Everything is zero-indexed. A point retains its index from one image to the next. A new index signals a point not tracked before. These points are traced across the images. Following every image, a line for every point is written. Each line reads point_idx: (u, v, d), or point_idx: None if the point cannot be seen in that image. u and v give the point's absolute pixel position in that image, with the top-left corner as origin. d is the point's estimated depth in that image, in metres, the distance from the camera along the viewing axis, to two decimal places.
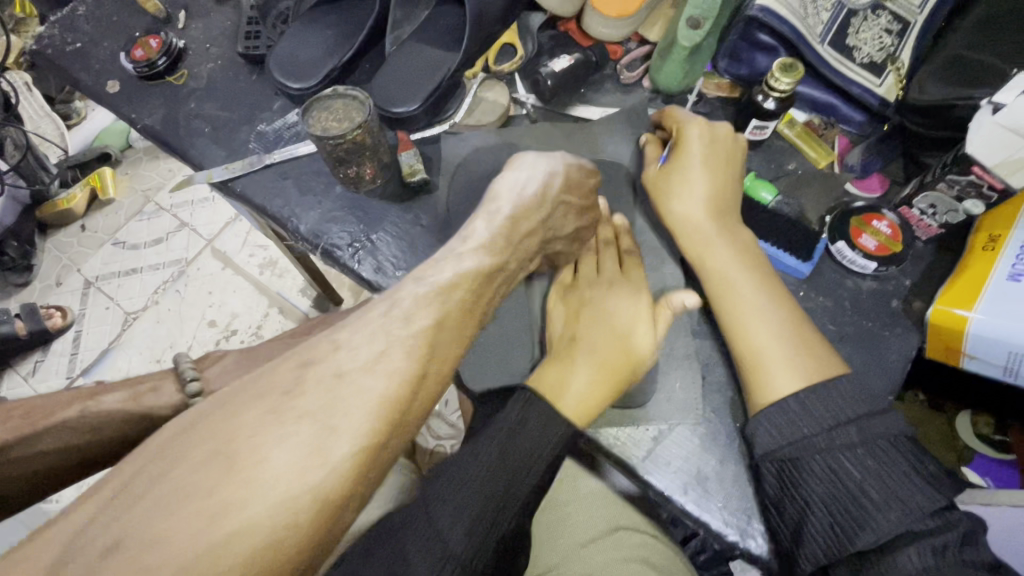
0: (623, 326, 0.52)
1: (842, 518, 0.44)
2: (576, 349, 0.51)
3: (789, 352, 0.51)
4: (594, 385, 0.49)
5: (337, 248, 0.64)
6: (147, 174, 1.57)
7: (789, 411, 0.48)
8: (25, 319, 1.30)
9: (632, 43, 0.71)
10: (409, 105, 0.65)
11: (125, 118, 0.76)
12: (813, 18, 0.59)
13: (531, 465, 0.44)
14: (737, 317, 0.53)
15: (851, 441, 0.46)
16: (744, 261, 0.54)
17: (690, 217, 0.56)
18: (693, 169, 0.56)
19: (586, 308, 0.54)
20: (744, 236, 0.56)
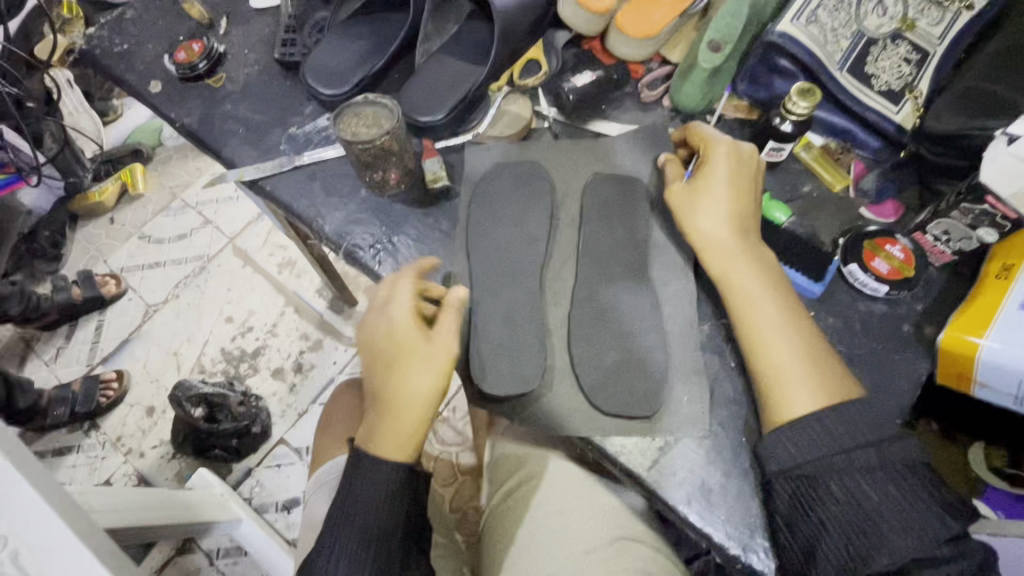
0: (411, 357, 0.55)
1: (856, 540, 0.45)
2: (385, 390, 0.56)
3: (801, 373, 0.51)
4: (406, 423, 0.55)
5: (359, 249, 0.66)
6: (176, 172, 1.63)
7: (808, 431, 0.49)
8: (82, 285, 1.39)
9: (653, 63, 0.72)
10: (435, 114, 0.68)
11: (164, 116, 0.79)
12: (833, 45, 0.61)
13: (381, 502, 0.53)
14: (752, 334, 0.53)
15: (870, 464, 0.47)
16: (766, 281, 0.54)
17: (713, 235, 0.56)
18: (716, 190, 0.57)
19: (374, 346, 0.57)
20: (767, 255, 0.57)
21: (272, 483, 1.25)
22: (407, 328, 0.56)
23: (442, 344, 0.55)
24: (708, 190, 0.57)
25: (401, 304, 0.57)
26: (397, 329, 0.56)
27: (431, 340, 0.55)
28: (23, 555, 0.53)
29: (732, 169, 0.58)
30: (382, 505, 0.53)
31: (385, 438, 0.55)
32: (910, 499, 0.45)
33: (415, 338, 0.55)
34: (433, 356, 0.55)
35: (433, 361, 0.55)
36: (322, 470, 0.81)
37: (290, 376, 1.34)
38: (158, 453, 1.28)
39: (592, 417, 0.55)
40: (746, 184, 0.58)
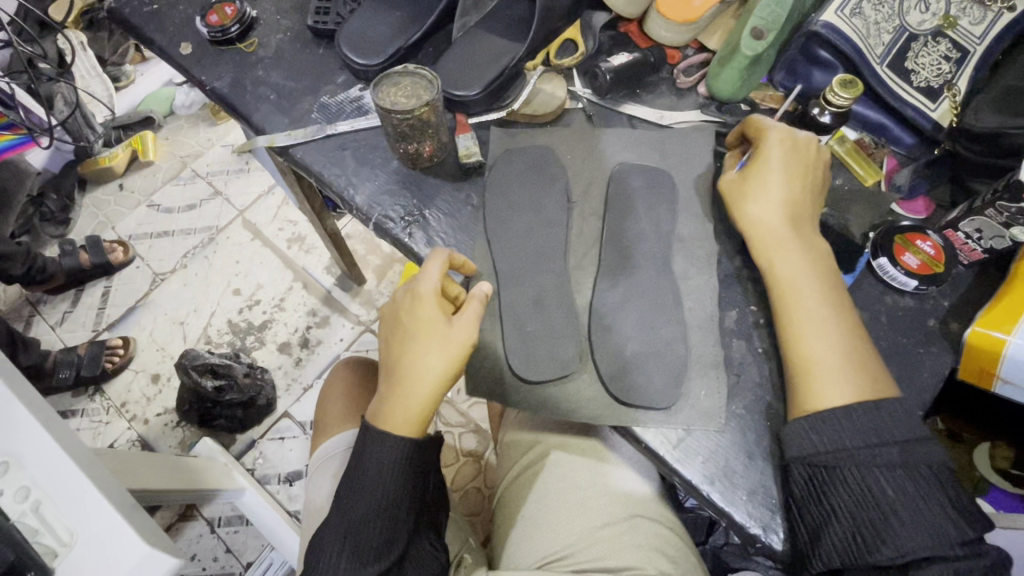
0: (429, 338, 0.55)
1: (866, 531, 0.46)
2: (398, 365, 0.56)
3: (842, 368, 0.51)
4: (413, 399, 0.55)
5: (389, 221, 0.66)
6: (187, 142, 1.62)
7: (836, 422, 0.49)
8: (91, 250, 1.38)
9: (689, 50, 0.72)
10: (470, 89, 0.68)
11: (193, 79, 0.79)
12: (875, 39, 0.61)
13: (384, 479, 0.55)
14: (795, 323, 0.53)
15: (891, 461, 0.48)
16: (817, 272, 0.54)
17: (766, 222, 0.56)
18: (767, 178, 0.57)
19: (395, 318, 0.58)
20: (821, 246, 0.56)
21: (275, 456, 1.25)
22: (429, 306, 0.55)
23: (462, 329, 0.55)
24: (761, 180, 0.57)
25: (427, 282, 0.56)
26: (420, 305, 0.56)
27: (451, 323, 0.55)
28: (45, 506, 0.53)
29: (784, 159, 0.57)
30: (384, 482, 0.55)
31: (391, 409, 0.56)
32: (926, 499, 0.46)
33: (435, 317, 0.56)
34: (450, 340, 0.55)
35: (449, 344, 0.55)
36: (325, 446, 0.82)
37: (297, 351, 1.35)
38: (163, 421, 1.29)
39: (613, 406, 0.56)
40: (799, 174, 0.57)
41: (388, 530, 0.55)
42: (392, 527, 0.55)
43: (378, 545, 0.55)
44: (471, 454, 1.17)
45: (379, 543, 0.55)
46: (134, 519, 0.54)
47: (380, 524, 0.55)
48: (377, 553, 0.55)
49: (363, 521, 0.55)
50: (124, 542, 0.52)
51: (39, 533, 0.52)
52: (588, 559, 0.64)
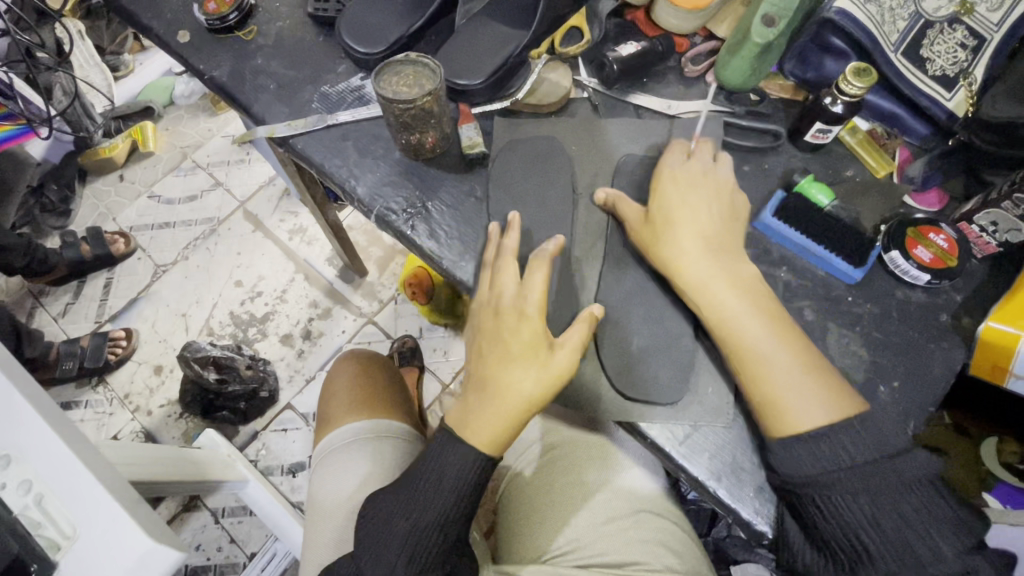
0: (532, 358, 0.51)
1: (845, 550, 0.46)
2: (492, 379, 0.53)
3: (801, 390, 0.49)
4: (501, 420, 0.52)
5: (392, 213, 0.65)
6: (187, 132, 1.61)
7: (795, 451, 0.48)
8: (92, 242, 1.37)
9: (697, 37, 0.71)
10: (473, 78, 0.66)
11: (192, 68, 0.77)
12: (889, 26, 0.60)
13: (454, 494, 0.54)
14: (744, 353, 0.51)
15: (854, 487, 0.46)
16: (749, 298, 0.52)
17: (684, 259, 0.54)
18: (665, 217, 0.56)
19: (489, 331, 0.54)
20: (745, 269, 0.54)
21: (278, 447, 1.25)
22: (534, 322, 0.52)
23: (564, 358, 0.51)
24: (668, 216, 0.56)
25: (531, 297, 0.53)
26: (524, 323, 0.52)
27: (558, 343, 0.52)
28: (48, 500, 0.53)
29: (687, 188, 0.57)
30: (451, 496, 0.54)
31: (480, 427, 0.53)
32: (909, 517, 0.45)
33: (541, 340, 0.52)
34: (553, 364, 0.51)
35: (552, 367, 0.51)
36: (329, 440, 0.81)
37: (299, 343, 1.34)
38: (166, 412, 1.29)
39: (621, 402, 0.55)
40: (710, 203, 0.56)
41: (443, 541, 0.55)
42: (447, 541, 0.55)
43: (428, 555, 0.55)
44: None
45: (436, 553, 0.55)
46: (137, 513, 0.54)
47: (438, 536, 0.55)
48: (434, 562, 0.55)
49: (422, 533, 0.55)
50: (127, 536, 0.52)
51: (42, 527, 0.52)
52: (593, 554, 0.64)
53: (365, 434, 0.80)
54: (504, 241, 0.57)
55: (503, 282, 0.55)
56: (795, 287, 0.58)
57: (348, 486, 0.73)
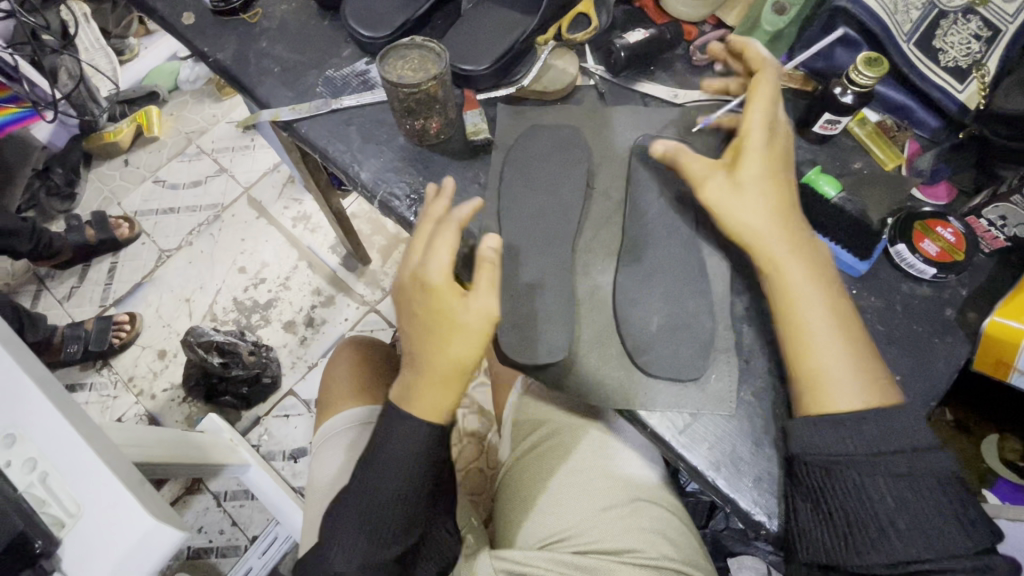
0: (449, 326, 0.51)
1: (870, 531, 0.46)
2: (420, 346, 0.53)
3: (852, 372, 0.49)
4: (437, 382, 0.53)
5: (395, 199, 0.65)
6: (191, 117, 1.61)
7: (843, 427, 0.48)
8: (96, 227, 1.38)
9: (706, 26, 0.70)
10: (478, 64, 0.65)
11: (196, 50, 0.77)
12: (902, 16, 0.58)
13: (405, 466, 0.54)
14: (799, 334, 0.50)
15: (897, 470, 0.46)
16: (818, 280, 0.51)
17: (758, 230, 0.52)
18: (746, 180, 0.52)
19: (406, 306, 0.54)
20: (824, 252, 0.53)
21: (279, 432, 1.26)
22: (445, 291, 0.51)
23: (476, 306, 0.51)
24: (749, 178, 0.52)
25: (435, 267, 0.52)
26: (428, 284, 0.51)
27: (466, 306, 0.51)
28: (52, 478, 0.54)
29: (770, 152, 0.53)
30: (400, 470, 0.54)
31: (420, 400, 0.54)
32: (924, 507, 0.45)
33: (454, 298, 0.51)
34: (469, 318, 0.51)
35: (468, 331, 0.51)
36: (331, 423, 0.81)
37: (302, 330, 1.35)
38: (169, 396, 1.29)
39: (621, 388, 0.55)
40: (779, 172, 0.53)
41: (405, 516, 0.55)
42: (411, 511, 0.55)
43: (397, 527, 0.55)
44: (474, 435, 1.14)
45: (402, 525, 0.55)
46: (140, 492, 0.54)
47: (395, 511, 0.55)
48: (395, 536, 0.55)
49: (382, 507, 0.55)
50: (129, 513, 0.53)
51: (46, 504, 0.53)
52: (590, 541, 0.64)
53: (367, 419, 0.80)
54: (433, 214, 0.56)
55: (417, 251, 0.54)
56: None
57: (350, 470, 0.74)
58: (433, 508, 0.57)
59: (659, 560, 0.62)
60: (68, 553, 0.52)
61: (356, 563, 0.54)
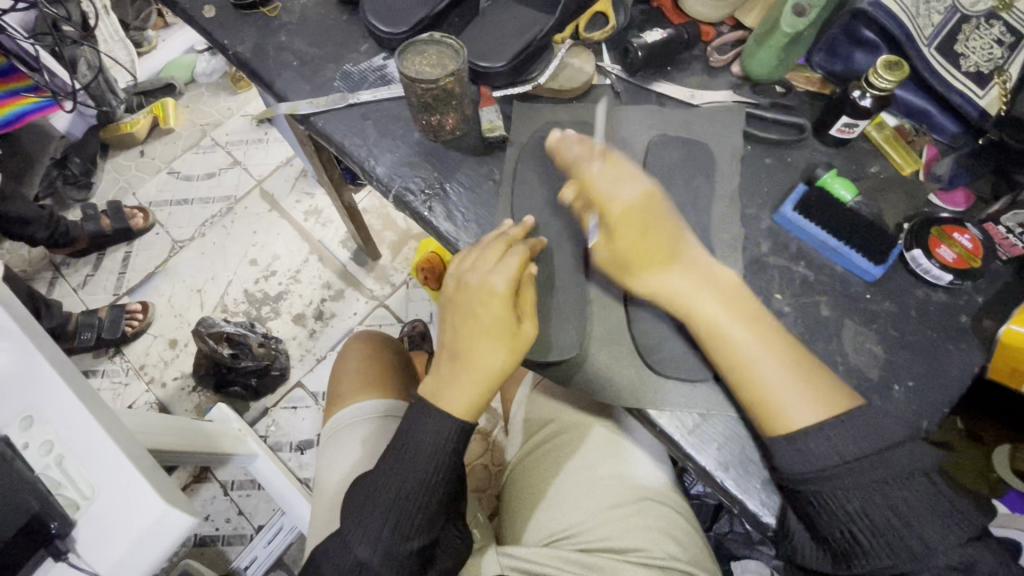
0: (514, 339, 0.53)
1: (841, 541, 0.46)
2: (464, 351, 0.54)
3: (792, 391, 0.49)
4: (472, 389, 0.54)
5: (410, 193, 0.65)
6: (206, 109, 1.62)
7: (800, 445, 0.47)
8: (111, 216, 1.40)
9: (724, 27, 0.70)
10: (495, 62, 0.66)
11: (216, 43, 0.77)
12: (923, 20, 0.58)
13: (432, 457, 0.55)
14: (736, 367, 0.50)
15: (848, 482, 0.46)
16: (728, 303, 0.52)
17: (664, 286, 0.53)
18: (633, 228, 0.53)
19: (463, 311, 0.55)
20: (720, 274, 0.54)
21: (287, 423, 1.27)
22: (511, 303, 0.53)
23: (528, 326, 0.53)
24: (636, 246, 0.53)
25: (502, 277, 0.53)
26: (487, 295, 0.53)
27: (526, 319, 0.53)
28: (68, 460, 0.55)
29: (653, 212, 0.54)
30: (427, 463, 0.55)
31: (459, 403, 0.54)
32: (905, 512, 0.45)
33: (506, 311, 0.53)
34: (520, 334, 0.53)
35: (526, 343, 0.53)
36: (339, 416, 0.82)
37: (311, 323, 1.36)
38: (179, 385, 1.31)
39: (630, 385, 0.55)
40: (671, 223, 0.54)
41: (429, 508, 0.56)
42: (432, 506, 0.56)
43: (418, 521, 0.55)
44: (480, 432, 1.16)
45: (421, 518, 0.56)
46: (154, 478, 0.55)
47: (422, 503, 0.55)
48: (420, 528, 0.56)
49: (403, 497, 0.55)
50: (142, 498, 0.54)
51: (61, 486, 0.54)
52: (596, 539, 0.64)
53: (376, 412, 0.80)
54: (504, 231, 0.57)
55: (477, 260, 0.55)
56: (812, 282, 0.58)
57: (359, 465, 0.74)
58: (450, 506, 0.58)
59: (665, 559, 0.63)
60: (81, 533, 0.53)
61: (377, 552, 0.54)
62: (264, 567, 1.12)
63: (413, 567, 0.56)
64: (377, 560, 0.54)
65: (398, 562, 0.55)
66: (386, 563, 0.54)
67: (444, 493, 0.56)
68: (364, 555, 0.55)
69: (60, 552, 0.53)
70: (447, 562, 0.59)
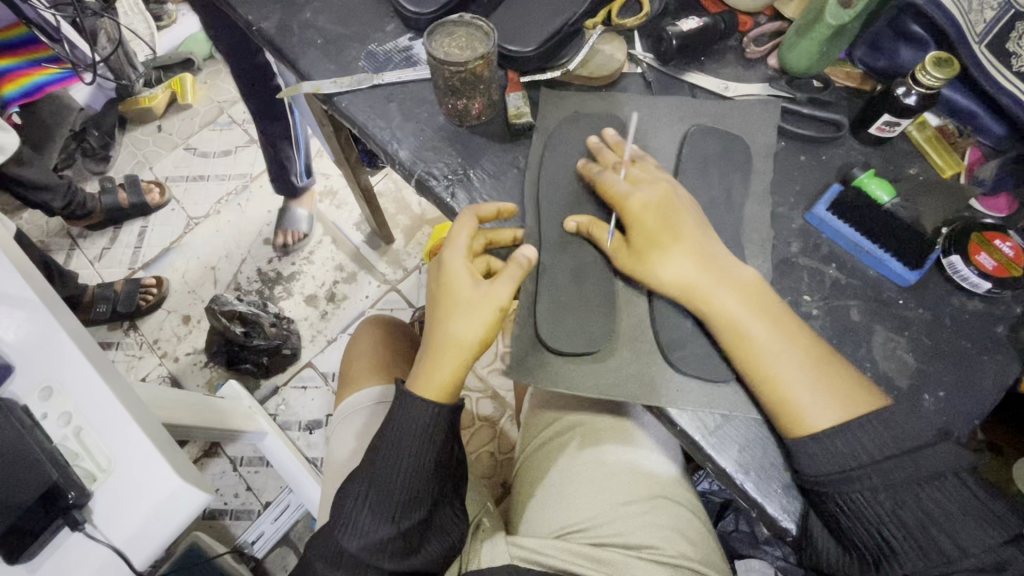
0: (465, 307, 0.54)
1: (871, 547, 0.46)
2: (434, 330, 0.56)
3: (812, 390, 0.48)
4: (442, 365, 0.55)
5: (433, 178, 0.64)
6: (224, 86, 1.62)
7: (822, 446, 0.47)
8: (128, 190, 1.41)
9: (762, 17, 0.68)
10: (524, 46, 0.63)
11: (239, 18, 0.76)
12: (976, 15, 0.55)
13: (412, 439, 0.56)
14: (756, 366, 0.50)
15: (873, 484, 0.46)
16: (751, 302, 0.51)
17: (677, 275, 0.52)
18: (650, 223, 0.54)
19: (433, 292, 0.57)
20: (742, 275, 0.53)
21: (297, 403, 1.28)
22: (461, 274, 0.55)
23: (491, 293, 0.54)
24: (648, 240, 0.54)
25: (453, 254, 0.55)
26: (448, 274, 0.55)
27: (475, 288, 0.54)
28: (85, 432, 0.55)
29: (666, 212, 0.55)
30: (408, 443, 0.56)
31: (421, 376, 0.56)
32: (935, 514, 0.44)
33: (467, 286, 0.55)
34: (482, 301, 0.54)
35: (475, 312, 0.54)
36: (353, 399, 0.81)
37: (323, 304, 1.36)
38: (191, 360, 1.32)
39: (649, 382, 0.54)
40: (687, 221, 0.55)
41: (410, 492, 0.56)
42: (418, 488, 0.56)
43: (401, 503, 0.55)
44: (486, 419, 1.15)
45: (405, 499, 0.56)
46: (169, 453, 0.55)
47: (403, 484, 0.56)
48: (401, 510, 0.55)
49: (388, 478, 0.56)
50: (158, 472, 0.54)
51: (79, 457, 0.54)
52: (609, 534, 0.64)
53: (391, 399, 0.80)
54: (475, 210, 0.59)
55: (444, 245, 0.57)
56: (843, 285, 0.56)
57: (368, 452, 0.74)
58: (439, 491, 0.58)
59: (677, 557, 0.62)
60: (98, 504, 0.54)
61: (363, 541, 0.55)
62: (269, 544, 1.14)
63: (398, 552, 0.55)
64: (361, 546, 0.55)
65: (380, 549, 0.55)
66: (372, 553, 0.55)
67: (430, 478, 0.56)
68: (349, 546, 0.56)
69: (77, 522, 0.53)
70: (437, 549, 0.57)
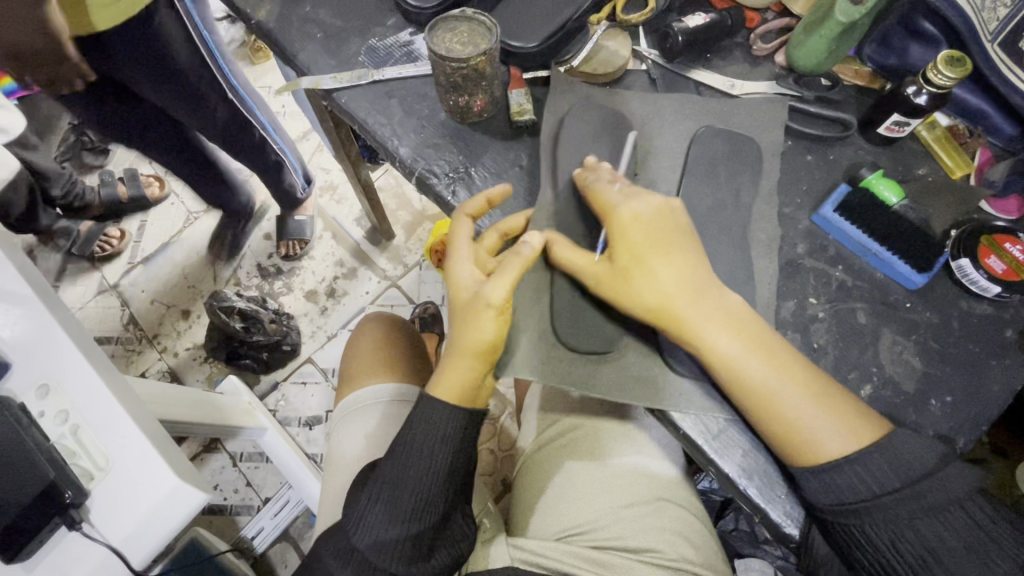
0: (464, 311, 0.51)
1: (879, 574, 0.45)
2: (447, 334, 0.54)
3: (819, 422, 0.46)
4: (450, 368, 0.53)
5: (434, 175, 0.63)
6: None
7: (830, 478, 0.46)
8: (127, 183, 1.39)
9: (769, 14, 0.67)
10: (528, 41, 0.62)
11: (238, 11, 0.75)
12: (989, 13, 0.54)
13: (422, 444, 0.55)
14: (759, 398, 0.48)
15: (884, 515, 0.45)
16: (748, 333, 0.49)
17: (671, 298, 0.49)
18: (642, 244, 0.50)
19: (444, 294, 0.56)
20: (735, 300, 0.50)
21: (297, 399, 1.27)
22: (463, 277, 0.53)
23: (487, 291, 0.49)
24: (638, 265, 0.50)
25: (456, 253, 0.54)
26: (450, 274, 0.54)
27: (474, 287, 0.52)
28: (82, 431, 0.54)
29: (660, 230, 0.51)
30: (419, 446, 0.55)
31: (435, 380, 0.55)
32: (948, 541, 0.44)
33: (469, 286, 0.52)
34: (480, 302, 0.50)
35: (474, 315, 0.50)
36: (357, 396, 0.81)
37: (323, 300, 1.35)
38: (191, 355, 1.32)
39: (653, 387, 0.53)
40: (685, 242, 0.51)
41: (420, 498, 0.55)
42: (430, 495, 0.55)
43: (411, 509, 0.55)
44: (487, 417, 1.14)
45: (416, 505, 0.55)
46: (166, 452, 0.55)
47: (415, 492, 0.55)
48: (411, 515, 0.55)
49: (398, 482, 0.55)
50: (156, 471, 0.53)
51: (76, 455, 0.53)
52: (610, 537, 0.63)
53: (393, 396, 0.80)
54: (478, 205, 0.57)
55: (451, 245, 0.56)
56: (850, 288, 0.55)
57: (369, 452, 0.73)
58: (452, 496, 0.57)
59: (678, 560, 0.62)
60: (96, 503, 0.53)
61: (371, 540, 0.55)
62: (269, 539, 1.14)
63: (407, 555, 0.55)
64: (371, 547, 0.55)
65: (391, 550, 0.55)
66: (380, 554, 0.55)
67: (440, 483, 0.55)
68: (359, 544, 0.56)
69: (74, 522, 0.52)
70: (446, 558, 0.57)
